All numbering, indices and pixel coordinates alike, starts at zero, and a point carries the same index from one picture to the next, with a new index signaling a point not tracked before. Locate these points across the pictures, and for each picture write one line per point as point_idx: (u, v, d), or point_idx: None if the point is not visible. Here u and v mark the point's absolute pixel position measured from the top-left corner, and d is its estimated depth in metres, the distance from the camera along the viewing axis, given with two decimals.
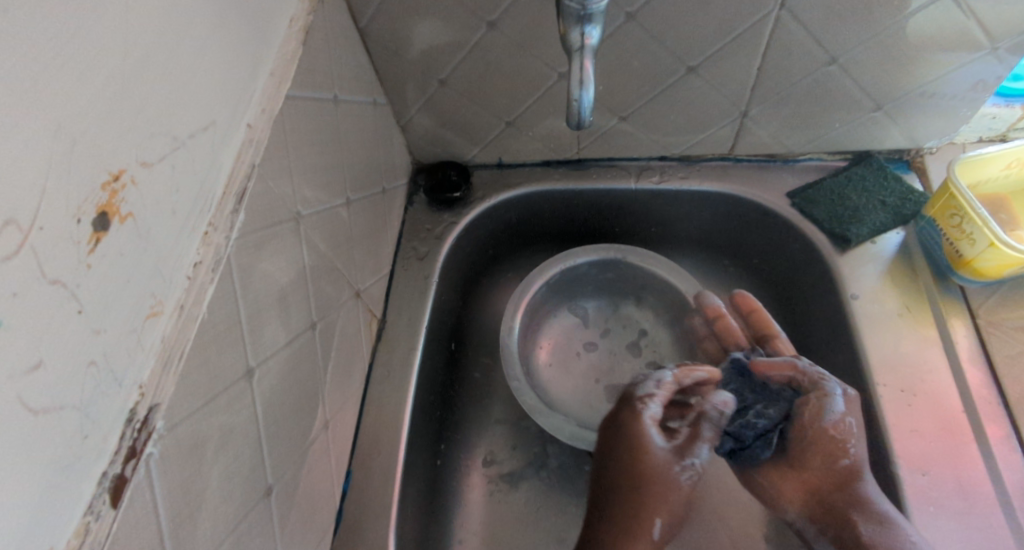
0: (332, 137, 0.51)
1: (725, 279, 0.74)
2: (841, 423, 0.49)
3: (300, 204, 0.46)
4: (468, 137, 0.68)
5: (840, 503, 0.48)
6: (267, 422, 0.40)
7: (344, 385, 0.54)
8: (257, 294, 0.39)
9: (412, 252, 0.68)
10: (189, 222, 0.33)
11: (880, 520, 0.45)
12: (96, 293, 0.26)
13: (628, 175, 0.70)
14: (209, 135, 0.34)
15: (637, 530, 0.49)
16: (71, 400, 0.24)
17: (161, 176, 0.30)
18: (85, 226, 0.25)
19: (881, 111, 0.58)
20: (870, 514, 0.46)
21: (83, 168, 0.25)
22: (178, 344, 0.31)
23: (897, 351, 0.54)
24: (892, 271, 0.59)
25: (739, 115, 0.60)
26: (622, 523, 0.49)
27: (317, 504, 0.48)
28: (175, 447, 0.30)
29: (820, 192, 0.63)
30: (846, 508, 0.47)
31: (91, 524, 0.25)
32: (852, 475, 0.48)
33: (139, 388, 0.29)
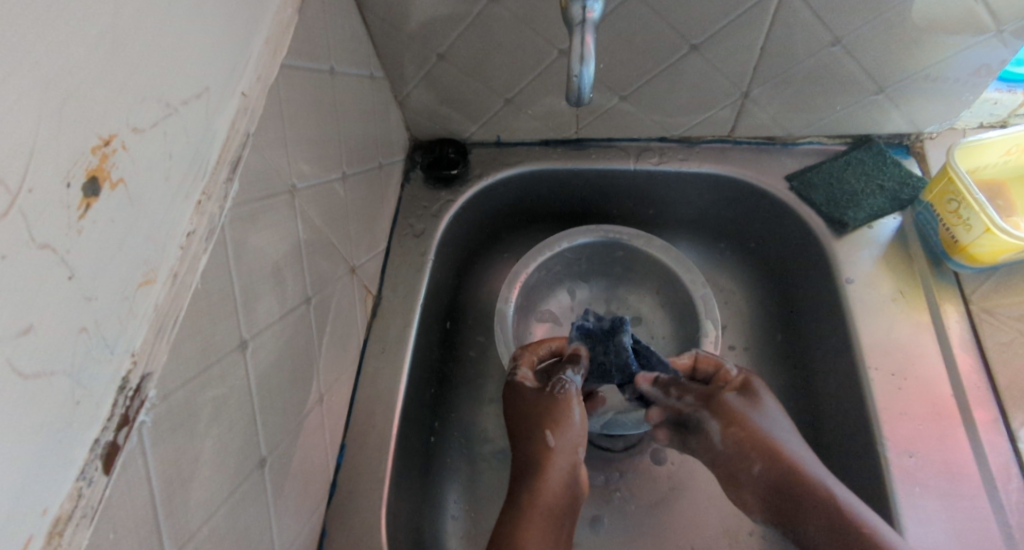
0: (328, 109, 0.51)
1: (721, 262, 0.74)
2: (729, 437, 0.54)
3: (295, 176, 0.46)
4: (467, 114, 0.67)
5: (785, 506, 0.50)
6: (261, 394, 0.40)
7: (339, 360, 0.54)
8: (251, 266, 0.39)
9: (409, 229, 0.68)
10: (182, 190, 0.32)
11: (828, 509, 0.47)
12: (87, 259, 0.26)
13: (627, 155, 0.69)
14: (202, 102, 0.34)
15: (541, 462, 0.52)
16: (62, 365, 0.24)
17: (153, 142, 0.30)
18: (75, 190, 0.25)
19: (883, 95, 0.58)
20: (815, 508, 0.48)
21: (72, 132, 0.24)
22: (171, 313, 0.31)
23: (890, 336, 0.54)
24: (888, 256, 0.59)
25: (741, 96, 0.60)
26: (529, 465, 0.53)
27: (310, 477, 0.48)
28: (167, 416, 0.30)
29: (820, 176, 0.63)
30: (793, 509, 0.50)
31: (84, 489, 0.25)
32: (779, 479, 0.50)
33: (133, 356, 0.28)
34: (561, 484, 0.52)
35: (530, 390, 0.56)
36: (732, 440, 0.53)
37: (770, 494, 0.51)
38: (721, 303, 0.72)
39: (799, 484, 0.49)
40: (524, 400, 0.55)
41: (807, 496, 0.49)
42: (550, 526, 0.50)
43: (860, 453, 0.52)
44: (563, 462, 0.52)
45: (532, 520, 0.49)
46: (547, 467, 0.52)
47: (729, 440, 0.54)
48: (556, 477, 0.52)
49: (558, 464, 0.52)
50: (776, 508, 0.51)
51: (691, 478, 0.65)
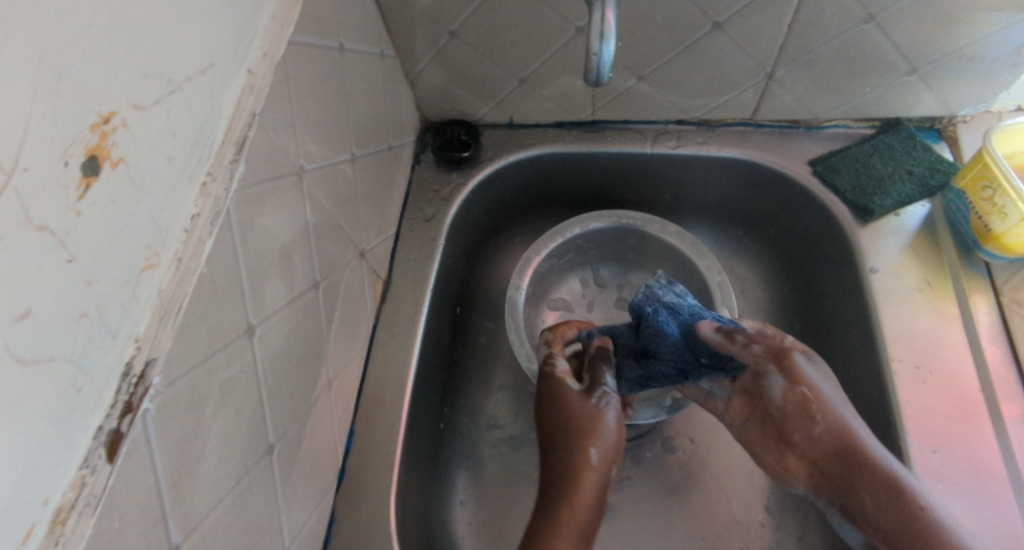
0: (336, 88, 0.49)
1: (739, 250, 0.72)
2: (799, 390, 0.48)
3: (303, 157, 0.44)
4: (479, 94, 0.66)
5: (842, 471, 0.47)
6: (268, 380, 0.39)
7: (348, 345, 0.53)
8: (258, 250, 0.38)
9: (418, 213, 0.66)
10: (187, 170, 0.31)
11: (887, 488, 0.44)
12: (89, 241, 0.25)
13: (644, 138, 0.67)
14: (207, 79, 0.32)
15: (575, 475, 0.47)
16: (63, 351, 0.23)
17: (156, 120, 0.29)
18: (73, 170, 0.24)
19: (916, 75, 0.55)
20: (877, 484, 0.44)
21: (68, 107, 0.23)
22: (175, 298, 0.30)
23: (915, 327, 0.53)
24: (915, 245, 0.57)
25: (765, 77, 0.57)
26: (562, 483, 0.47)
27: (320, 461, 0.48)
28: (173, 402, 0.30)
29: (845, 161, 0.61)
30: (847, 476, 0.46)
31: (87, 478, 0.25)
32: (844, 448, 0.46)
33: (136, 341, 0.28)
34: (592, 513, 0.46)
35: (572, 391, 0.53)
36: (793, 400, 0.49)
37: (828, 457, 0.48)
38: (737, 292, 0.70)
39: (860, 453, 0.46)
40: (560, 399, 0.52)
41: (864, 473, 0.45)
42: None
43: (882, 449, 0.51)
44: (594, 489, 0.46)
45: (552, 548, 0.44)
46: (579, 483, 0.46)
47: (792, 401, 0.49)
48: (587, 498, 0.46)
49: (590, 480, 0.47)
50: (832, 471, 0.48)
51: (703, 469, 0.64)
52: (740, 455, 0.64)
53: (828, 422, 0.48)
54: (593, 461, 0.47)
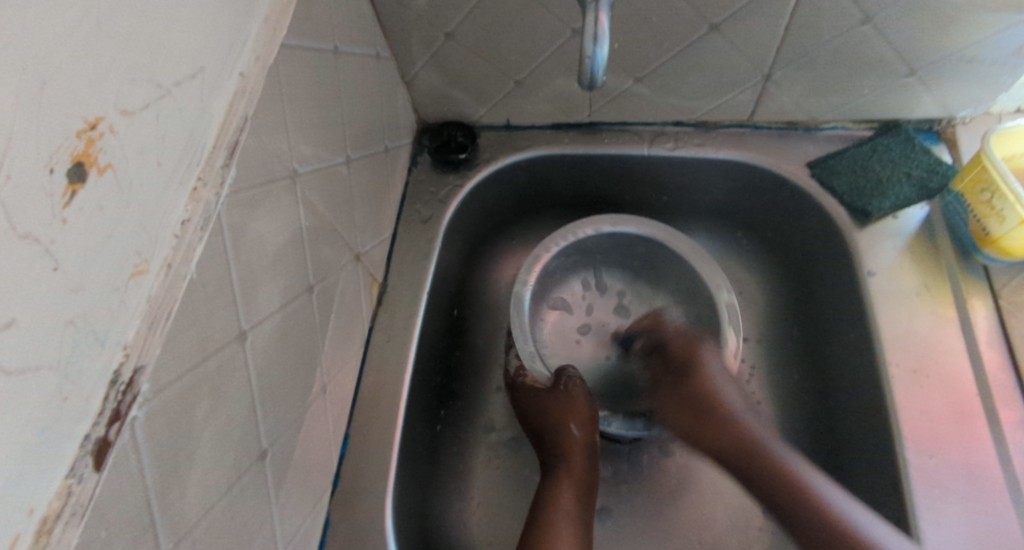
0: (331, 91, 0.49)
1: (736, 252, 0.72)
2: (707, 384, 0.59)
3: (297, 161, 0.44)
4: (476, 95, 0.65)
5: (747, 475, 0.53)
6: (261, 385, 0.39)
7: (343, 348, 0.53)
8: (250, 255, 0.38)
9: (415, 215, 0.66)
10: (176, 176, 0.31)
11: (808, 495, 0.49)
12: (74, 248, 0.24)
13: (641, 140, 0.67)
14: (197, 84, 0.32)
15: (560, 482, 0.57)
16: (47, 360, 0.23)
17: (144, 126, 0.28)
18: (58, 177, 0.24)
19: (914, 77, 0.54)
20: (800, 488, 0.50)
21: (53, 114, 0.23)
22: (164, 304, 0.30)
23: (914, 331, 0.52)
24: (913, 248, 0.56)
25: (762, 79, 0.57)
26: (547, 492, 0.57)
27: (314, 466, 0.48)
28: (161, 409, 0.29)
29: (843, 163, 0.60)
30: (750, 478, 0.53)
31: (74, 487, 0.24)
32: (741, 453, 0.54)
33: (124, 348, 0.27)
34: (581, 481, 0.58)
35: (550, 390, 0.62)
36: (698, 398, 0.59)
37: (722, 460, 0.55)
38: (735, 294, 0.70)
39: (764, 460, 0.52)
40: (540, 396, 0.62)
41: (772, 478, 0.51)
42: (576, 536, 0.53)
43: (879, 454, 0.50)
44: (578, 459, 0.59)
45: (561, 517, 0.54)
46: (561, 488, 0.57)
47: (693, 400, 0.59)
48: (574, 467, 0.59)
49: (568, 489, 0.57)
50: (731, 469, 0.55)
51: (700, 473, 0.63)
52: None
53: (730, 427, 0.56)
54: (575, 436, 0.60)
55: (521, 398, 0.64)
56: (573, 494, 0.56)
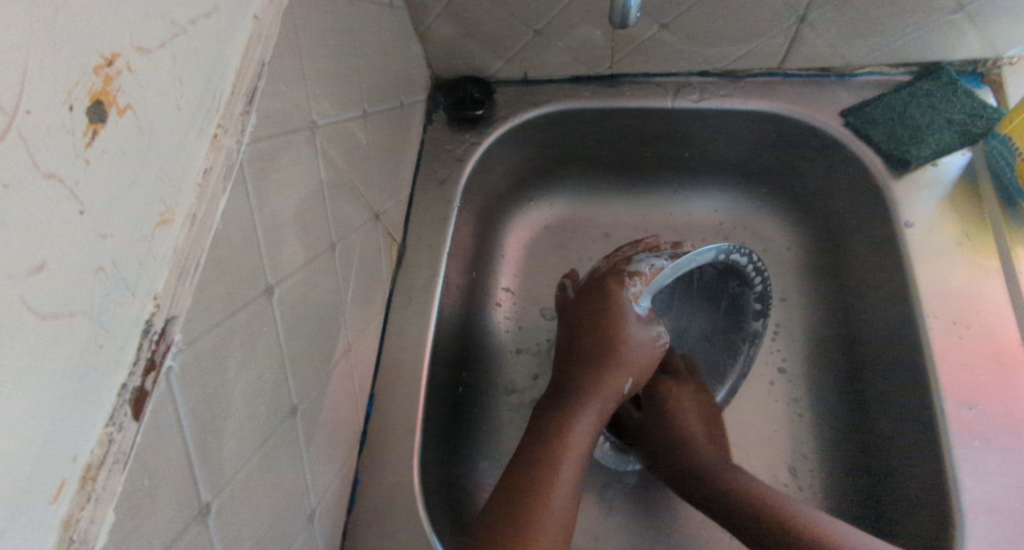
0: (346, 39, 0.47)
1: (761, 208, 0.70)
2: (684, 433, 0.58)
3: (315, 112, 0.42)
4: (493, 48, 0.63)
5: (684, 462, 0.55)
6: (289, 341, 0.39)
7: (365, 308, 0.52)
8: (273, 208, 0.37)
9: (432, 174, 0.65)
10: (197, 122, 0.30)
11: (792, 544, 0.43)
12: (100, 191, 0.23)
13: (665, 92, 0.64)
14: (214, 23, 0.30)
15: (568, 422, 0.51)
16: (80, 306, 0.23)
17: (162, 65, 0.27)
18: (78, 115, 0.22)
19: (961, 13, 0.52)
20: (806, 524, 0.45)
21: (69, 46, 0.22)
22: (193, 255, 0.29)
23: (952, 282, 0.51)
24: (953, 197, 0.54)
25: (795, 21, 0.55)
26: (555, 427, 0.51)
27: (342, 424, 0.48)
28: (195, 361, 0.29)
29: (878, 110, 0.58)
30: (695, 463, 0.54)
31: (114, 435, 0.24)
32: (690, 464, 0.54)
33: (155, 298, 0.27)
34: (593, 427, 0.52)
35: (629, 326, 0.54)
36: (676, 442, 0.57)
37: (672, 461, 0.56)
38: (760, 252, 0.69)
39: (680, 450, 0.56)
40: (616, 325, 0.54)
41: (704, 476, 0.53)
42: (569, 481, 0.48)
43: (916, 407, 0.49)
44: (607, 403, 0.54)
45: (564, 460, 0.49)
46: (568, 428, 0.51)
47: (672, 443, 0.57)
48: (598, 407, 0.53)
49: (579, 431, 0.51)
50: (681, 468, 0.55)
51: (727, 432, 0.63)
52: (765, 417, 0.63)
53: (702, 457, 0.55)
54: (620, 381, 0.55)
55: (590, 322, 0.56)
56: (583, 440, 0.51)
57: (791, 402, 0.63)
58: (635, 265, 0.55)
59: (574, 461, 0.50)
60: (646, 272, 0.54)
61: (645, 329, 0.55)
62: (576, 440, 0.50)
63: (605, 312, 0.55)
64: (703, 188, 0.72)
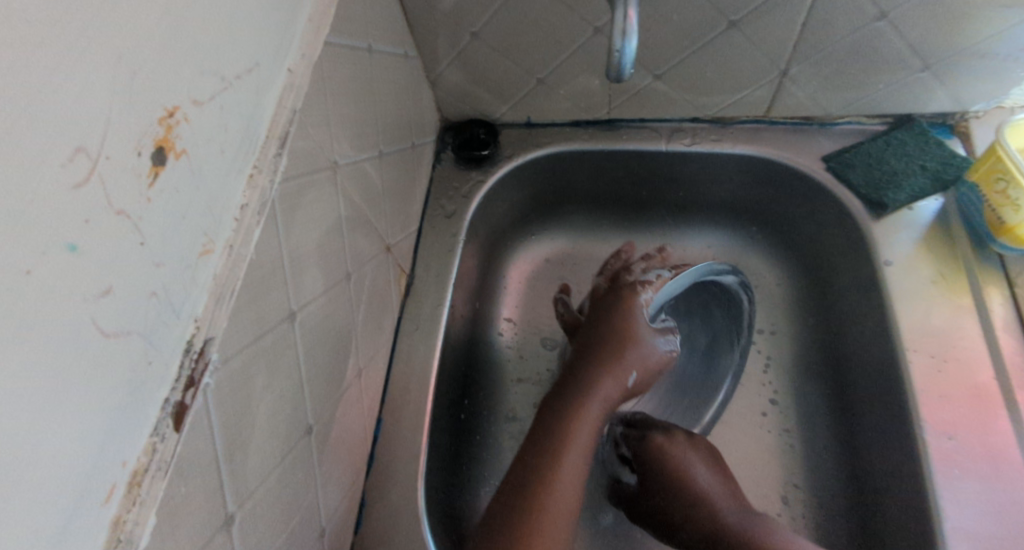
0: (366, 87, 0.51)
1: (751, 245, 0.74)
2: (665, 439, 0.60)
3: (337, 153, 0.46)
4: (498, 94, 0.68)
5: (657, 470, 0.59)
6: (307, 365, 0.41)
7: (375, 335, 0.55)
8: (298, 240, 0.40)
9: (440, 210, 0.68)
10: (237, 162, 0.33)
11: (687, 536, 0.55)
12: (156, 225, 0.27)
13: (659, 136, 0.68)
14: (253, 78, 0.34)
15: (578, 410, 0.53)
16: (136, 326, 0.25)
17: (211, 115, 0.31)
18: (144, 159, 0.26)
19: (929, 71, 0.57)
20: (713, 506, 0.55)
21: (141, 103, 0.25)
22: (229, 281, 0.32)
23: (928, 319, 0.54)
24: (927, 238, 0.58)
25: (779, 75, 0.60)
26: (566, 411, 0.53)
27: (351, 446, 0.49)
28: (228, 379, 0.31)
29: (857, 157, 0.62)
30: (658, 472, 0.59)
31: (157, 445, 0.27)
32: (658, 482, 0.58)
33: (196, 321, 0.29)
34: (600, 417, 0.53)
35: (643, 326, 0.57)
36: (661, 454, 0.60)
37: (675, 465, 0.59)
38: (751, 288, 0.73)
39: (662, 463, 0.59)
40: (629, 322, 0.57)
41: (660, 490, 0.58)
42: (574, 471, 0.50)
43: (901, 437, 0.52)
44: (614, 391, 0.55)
45: (569, 452, 0.50)
46: (580, 415, 0.52)
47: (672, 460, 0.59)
48: (606, 396, 0.54)
49: (590, 419, 0.52)
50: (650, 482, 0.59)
51: None
52: (757, 448, 0.65)
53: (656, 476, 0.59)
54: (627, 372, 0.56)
55: (603, 321, 0.58)
56: (589, 429, 0.52)
57: (782, 433, 0.65)
58: (647, 274, 0.60)
59: (582, 447, 0.51)
60: (658, 280, 0.59)
61: (659, 335, 0.58)
62: (580, 433, 0.51)
63: (622, 311, 0.58)
64: (696, 226, 0.76)
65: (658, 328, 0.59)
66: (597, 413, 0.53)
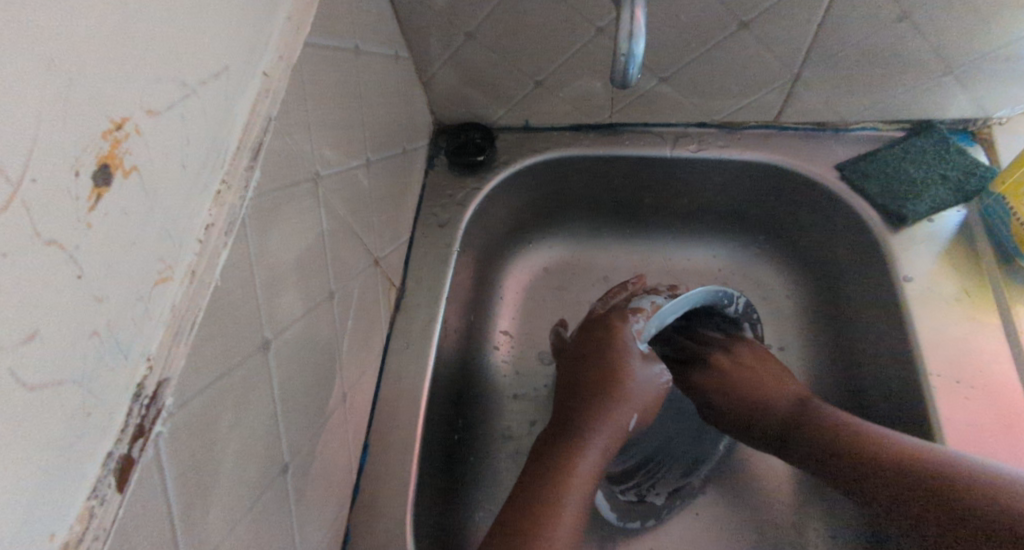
0: (352, 91, 0.48)
1: (759, 256, 0.71)
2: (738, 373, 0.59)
3: (319, 163, 0.43)
4: (495, 97, 0.64)
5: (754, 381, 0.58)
6: (284, 397, 0.38)
7: (362, 355, 0.52)
8: (273, 261, 0.37)
9: (433, 218, 0.65)
10: (201, 178, 0.30)
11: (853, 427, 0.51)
12: (99, 255, 0.23)
13: (664, 142, 0.65)
14: (222, 83, 0.31)
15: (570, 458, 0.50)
16: (72, 373, 0.22)
17: (169, 126, 0.27)
18: (84, 179, 0.22)
19: (951, 76, 0.53)
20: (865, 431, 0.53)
21: (79, 115, 0.22)
22: (190, 312, 0.28)
23: (950, 338, 0.51)
24: (950, 252, 0.55)
25: (791, 78, 0.56)
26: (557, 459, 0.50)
27: (334, 477, 0.46)
28: (187, 424, 0.28)
29: (873, 165, 0.59)
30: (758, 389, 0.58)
31: (96, 508, 0.23)
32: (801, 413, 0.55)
33: (148, 360, 0.26)
34: (596, 463, 0.50)
35: (635, 361, 0.53)
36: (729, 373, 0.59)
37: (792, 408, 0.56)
38: (759, 300, 0.69)
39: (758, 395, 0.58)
40: (620, 359, 0.54)
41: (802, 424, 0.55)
42: (570, 522, 0.47)
43: None
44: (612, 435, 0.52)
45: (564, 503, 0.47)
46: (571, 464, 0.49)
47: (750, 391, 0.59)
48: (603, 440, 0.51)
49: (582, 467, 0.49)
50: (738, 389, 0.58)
51: None
52: None
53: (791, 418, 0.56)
54: (625, 415, 0.52)
55: (594, 355, 0.55)
56: (583, 477, 0.49)
57: None
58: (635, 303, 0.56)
59: (576, 499, 0.48)
60: (647, 309, 0.56)
61: (652, 366, 0.54)
62: (575, 480, 0.49)
63: (610, 347, 0.54)
64: (701, 234, 0.73)
65: (647, 357, 0.54)
66: (592, 459, 0.50)
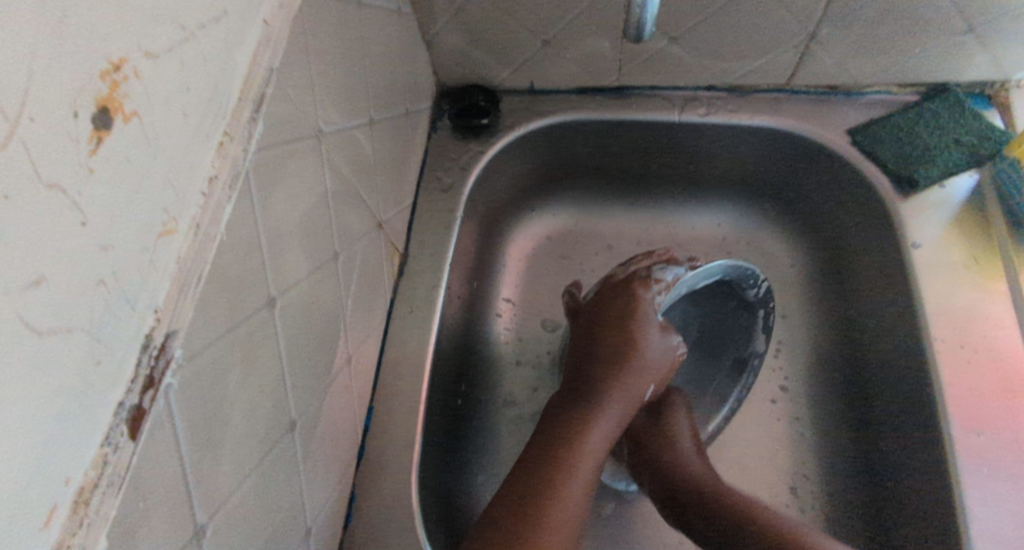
0: (355, 46, 0.46)
1: (765, 224, 0.70)
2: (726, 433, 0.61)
3: (322, 120, 0.42)
4: (500, 57, 0.63)
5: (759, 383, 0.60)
6: (290, 356, 0.38)
7: (366, 318, 0.52)
8: (278, 218, 0.36)
9: (436, 183, 0.64)
10: (203, 127, 0.29)
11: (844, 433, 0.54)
12: (102, 202, 0.22)
13: (672, 106, 0.64)
14: (223, 28, 0.30)
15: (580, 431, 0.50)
16: (79, 321, 0.22)
17: (169, 71, 0.26)
18: (83, 121, 0.21)
19: (971, 35, 0.52)
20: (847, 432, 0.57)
21: (76, 51, 0.21)
22: (195, 265, 0.28)
23: (956, 304, 0.50)
24: (959, 218, 0.54)
25: (806, 38, 0.55)
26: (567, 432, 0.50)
27: (340, 437, 0.47)
28: (195, 378, 0.28)
29: (885, 129, 0.58)
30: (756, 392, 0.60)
31: (109, 456, 0.23)
32: None
33: (155, 312, 0.26)
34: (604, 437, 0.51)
35: (650, 333, 0.54)
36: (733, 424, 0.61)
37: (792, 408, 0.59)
38: (764, 268, 0.69)
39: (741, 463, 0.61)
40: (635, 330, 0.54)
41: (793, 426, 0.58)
42: (577, 496, 0.47)
43: (924, 429, 0.49)
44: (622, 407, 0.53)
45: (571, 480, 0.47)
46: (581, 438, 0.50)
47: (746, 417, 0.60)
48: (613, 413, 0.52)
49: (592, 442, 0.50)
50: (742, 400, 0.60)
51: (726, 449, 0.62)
52: (765, 435, 0.62)
53: None
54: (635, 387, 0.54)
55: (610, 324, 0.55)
56: (593, 452, 0.50)
57: (792, 420, 0.63)
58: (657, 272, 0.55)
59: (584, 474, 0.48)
60: (668, 279, 0.55)
61: (665, 338, 0.55)
62: (584, 456, 0.49)
63: (626, 317, 0.54)
64: (707, 201, 0.72)
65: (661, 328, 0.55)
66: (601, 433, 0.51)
